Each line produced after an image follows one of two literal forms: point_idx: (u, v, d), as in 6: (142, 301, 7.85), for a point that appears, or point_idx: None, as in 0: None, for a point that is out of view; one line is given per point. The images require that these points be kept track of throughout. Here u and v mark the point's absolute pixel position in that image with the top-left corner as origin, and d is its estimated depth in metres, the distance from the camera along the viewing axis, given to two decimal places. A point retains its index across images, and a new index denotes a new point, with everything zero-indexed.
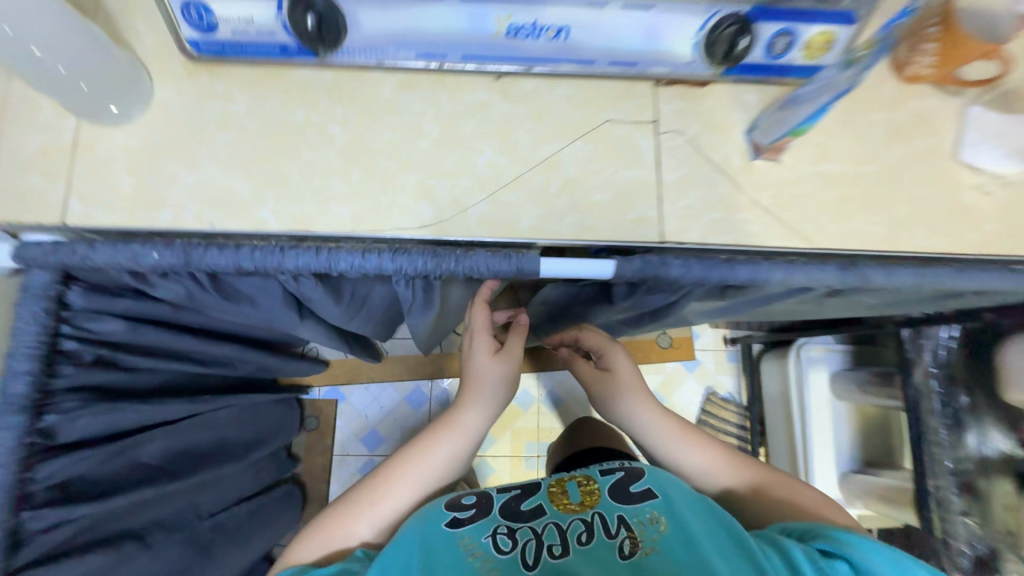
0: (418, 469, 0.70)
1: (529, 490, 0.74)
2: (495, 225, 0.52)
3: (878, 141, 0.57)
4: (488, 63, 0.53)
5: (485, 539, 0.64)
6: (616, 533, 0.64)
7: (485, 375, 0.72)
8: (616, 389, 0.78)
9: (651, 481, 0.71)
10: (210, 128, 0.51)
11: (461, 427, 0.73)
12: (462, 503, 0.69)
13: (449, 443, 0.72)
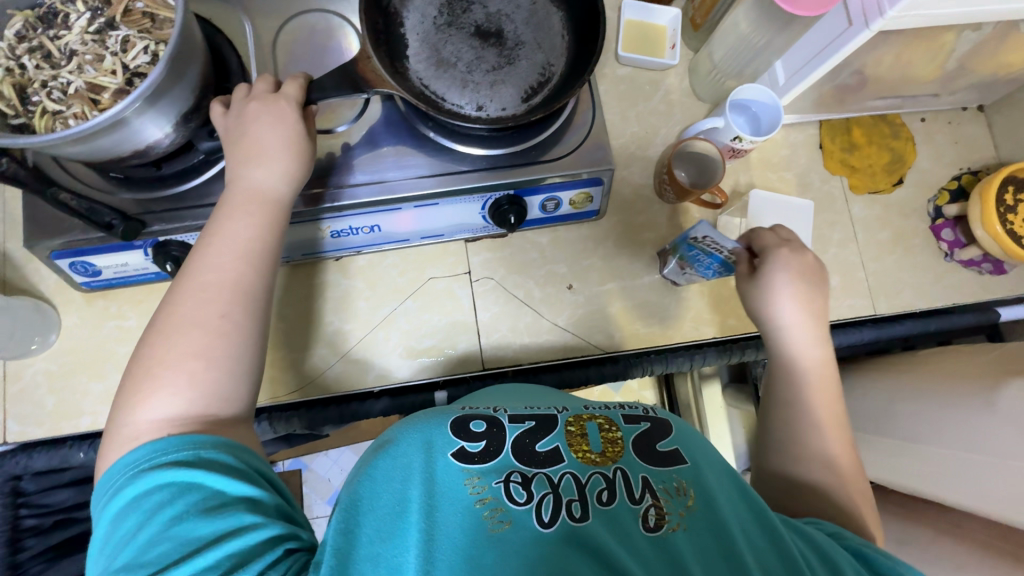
0: (222, 292, 0.51)
1: (545, 425, 0.53)
2: (348, 381, 0.67)
3: (651, 256, 0.73)
4: (328, 254, 0.68)
5: (498, 483, 0.47)
6: (640, 497, 0.48)
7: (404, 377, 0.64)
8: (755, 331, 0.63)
9: (679, 440, 0.54)
10: (110, 344, 0.64)
11: (258, 201, 0.55)
12: (468, 428, 0.51)
13: (246, 225, 0.54)
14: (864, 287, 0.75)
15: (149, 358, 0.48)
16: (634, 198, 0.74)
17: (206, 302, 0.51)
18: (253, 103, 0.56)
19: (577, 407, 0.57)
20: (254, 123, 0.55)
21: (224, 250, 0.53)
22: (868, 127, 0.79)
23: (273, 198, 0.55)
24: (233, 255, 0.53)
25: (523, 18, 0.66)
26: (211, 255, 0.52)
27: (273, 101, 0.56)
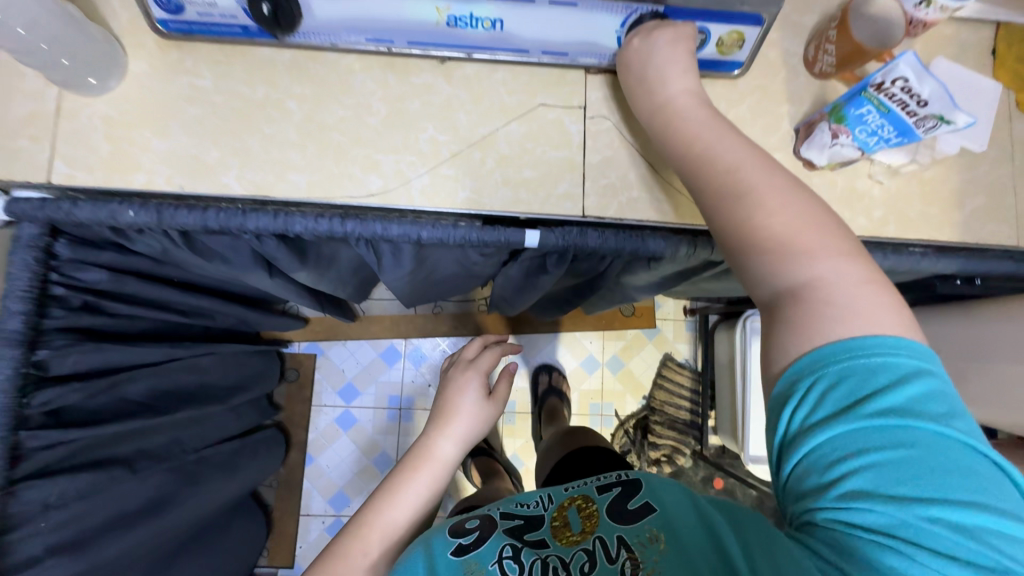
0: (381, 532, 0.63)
1: (533, 522, 0.58)
2: (435, 197, 0.59)
3: (786, 132, 0.64)
4: (432, 49, 0.59)
5: (493, 565, 0.53)
6: (616, 556, 0.52)
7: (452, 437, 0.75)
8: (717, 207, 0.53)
9: (651, 493, 0.59)
10: (179, 101, 0.57)
11: (431, 464, 0.71)
12: (462, 525, 0.58)
13: (421, 485, 0.68)
14: (1012, 214, 0.66)
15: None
16: (779, 65, 0.65)
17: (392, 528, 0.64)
18: (456, 368, 0.83)
19: (559, 493, 0.63)
20: (453, 387, 0.80)
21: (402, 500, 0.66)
22: None
23: (444, 461, 0.72)
24: (412, 493, 0.67)
25: None
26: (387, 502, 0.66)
27: (467, 369, 0.81)
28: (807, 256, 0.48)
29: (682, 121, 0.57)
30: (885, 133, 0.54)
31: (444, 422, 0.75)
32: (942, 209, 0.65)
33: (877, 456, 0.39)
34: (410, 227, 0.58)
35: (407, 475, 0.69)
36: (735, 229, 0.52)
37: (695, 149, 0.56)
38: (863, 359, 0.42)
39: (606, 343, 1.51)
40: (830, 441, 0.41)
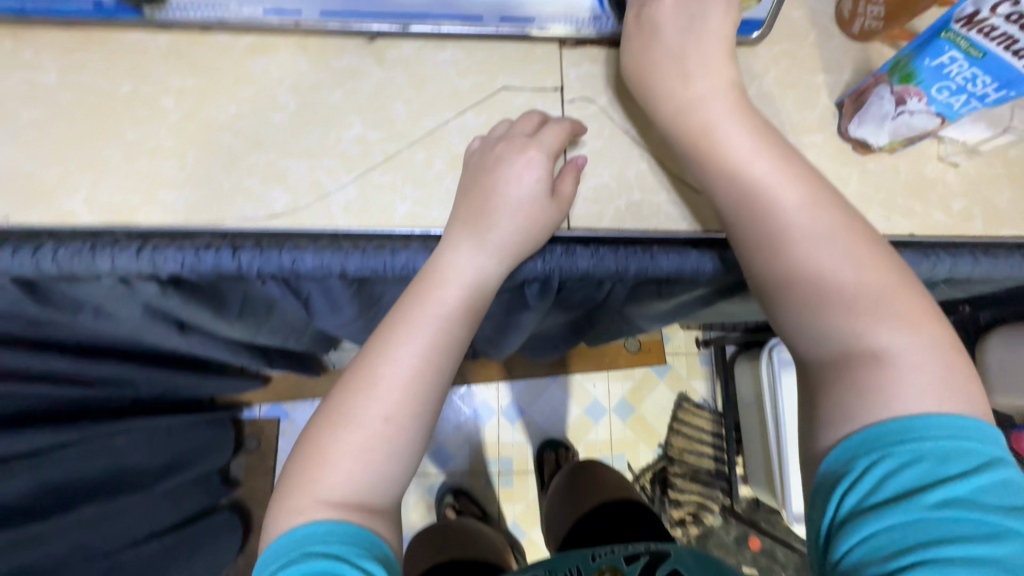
0: (387, 402, 0.42)
1: None
2: (367, 215, 0.43)
3: (825, 108, 0.49)
4: (353, 21, 0.44)
5: None
6: None
7: (513, 181, 0.43)
8: (774, 236, 0.43)
9: (675, 563, 0.54)
10: (12, 103, 0.42)
11: (456, 284, 0.43)
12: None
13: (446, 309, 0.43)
14: None
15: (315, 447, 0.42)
16: (806, 26, 0.51)
17: (406, 381, 0.42)
18: (501, 144, 0.44)
19: (585, 562, 0.57)
20: (497, 167, 0.43)
21: (411, 351, 0.42)
22: None
23: (481, 281, 0.43)
24: (431, 346, 0.43)
25: None
26: (396, 346, 0.43)
27: (523, 147, 0.44)
28: (885, 325, 0.40)
29: (721, 134, 0.44)
30: (978, 88, 0.39)
31: (479, 219, 0.43)
32: None
33: (947, 550, 0.31)
34: (332, 257, 0.41)
35: (413, 294, 0.43)
36: (804, 280, 0.42)
37: (745, 178, 0.43)
38: (935, 441, 0.35)
39: (612, 384, 1.33)
40: (888, 530, 0.33)
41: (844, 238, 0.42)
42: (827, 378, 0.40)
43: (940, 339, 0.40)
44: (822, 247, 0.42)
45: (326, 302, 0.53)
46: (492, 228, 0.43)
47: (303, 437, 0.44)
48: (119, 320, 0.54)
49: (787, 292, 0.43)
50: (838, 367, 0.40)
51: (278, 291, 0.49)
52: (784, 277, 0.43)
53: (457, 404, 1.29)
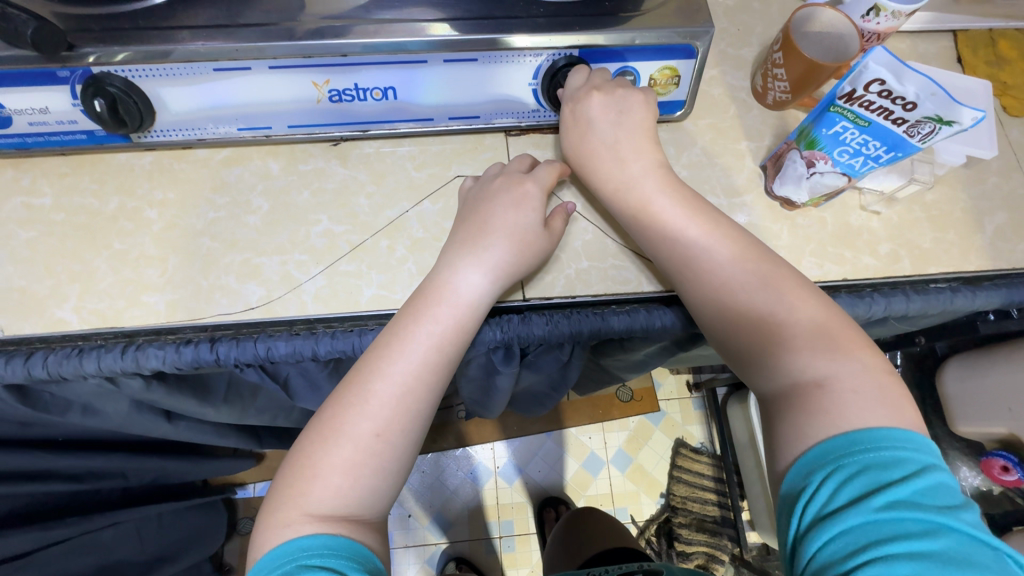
0: (377, 418, 0.43)
1: None
2: (335, 301, 0.47)
3: (751, 170, 0.54)
4: (317, 131, 0.50)
5: None
6: None
7: (505, 210, 0.47)
8: (735, 248, 0.47)
9: None
10: (11, 225, 0.47)
11: (451, 301, 0.45)
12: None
13: (434, 329, 0.45)
14: None
15: (307, 460, 0.43)
16: (726, 101, 0.57)
17: (396, 398, 0.44)
18: (499, 179, 0.49)
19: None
20: (496, 198, 0.48)
21: (402, 368, 0.44)
22: (1018, 40, 0.62)
23: (470, 302, 0.46)
24: (421, 363, 0.44)
25: None
26: (389, 363, 0.44)
27: (520, 182, 0.49)
28: (818, 358, 0.42)
29: (655, 209, 0.49)
30: (871, 151, 0.44)
31: (477, 242, 0.47)
32: (958, 233, 0.54)
33: (895, 548, 0.33)
34: (302, 342, 0.45)
35: (412, 312, 0.45)
36: (756, 329, 0.45)
37: (681, 244, 0.48)
38: (875, 452, 0.37)
39: (608, 436, 1.32)
40: (843, 536, 0.34)
41: (787, 268, 0.47)
42: (775, 419, 0.43)
43: (885, 373, 0.42)
44: (760, 299, 0.45)
45: (305, 384, 0.56)
46: (489, 244, 0.47)
47: (293, 451, 0.45)
48: (105, 414, 0.56)
49: (739, 338, 0.46)
50: (783, 413, 0.42)
51: (257, 376, 0.52)
52: (730, 330, 0.46)
53: (451, 468, 1.28)
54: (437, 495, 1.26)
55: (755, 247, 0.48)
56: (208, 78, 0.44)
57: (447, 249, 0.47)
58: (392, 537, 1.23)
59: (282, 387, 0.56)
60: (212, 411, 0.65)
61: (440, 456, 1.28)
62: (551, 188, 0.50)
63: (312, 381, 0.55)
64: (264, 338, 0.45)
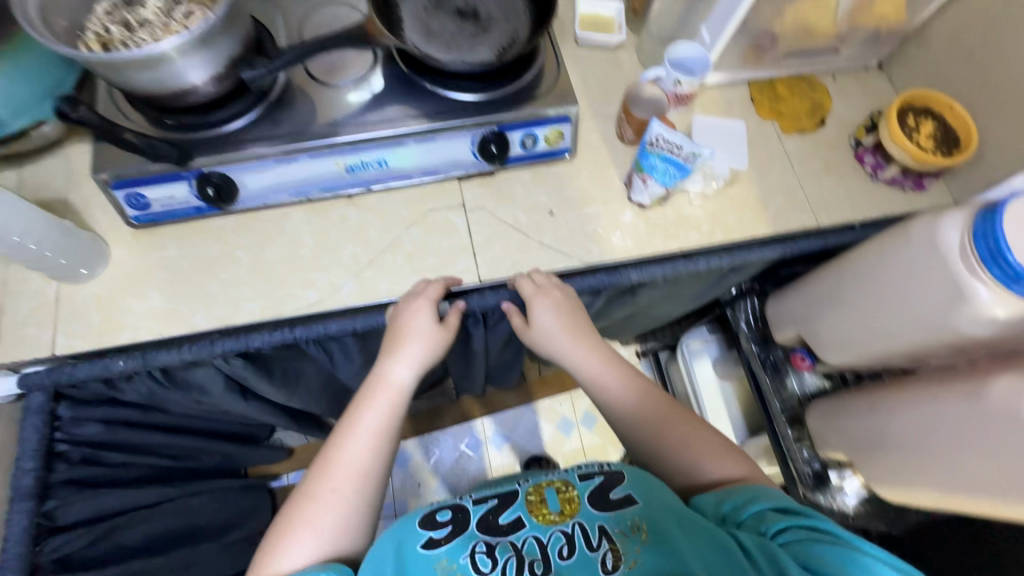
0: (343, 480, 0.69)
1: (506, 502, 0.77)
2: (363, 294, 0.75)
3: (620, 186, 0.85)
4: (340, 190, 0.79)
5: (465, 559, 0.70)
6: (597, 546, 0.69)
7: (412, 322, 0.72)
8: (599, 365, 0.80)
9: (631, 487, 0.75)
10: (151, 270, 0.74)
11: (387, 390, 0.74)
12: (435, 521, 0.75)
13: (378, 412, 0.73)
14: (806, 204, 0.86)
15: (293, 519, 0.67)
16: (601, 142, 0.87)
17: (355, 465, 0.70)
18: (405, 299, 0.74)
19: (539, 478, 0.80)
20: (404, 316, 0.72)
21: (359, 442, 0.71)
22: (789, 82, 0.94)
23: (399, 386, 0.74)
24: (369, 442, 0.72)
25: (494, 1, 0.81)
26: (347, 443, 0.72)
27: (417, 298, 0.73)
28: (707, 465, 0.75)
29: (576, 348, 0.80)
30: (671, 172, 0.74)
31: (394, 349, 0.74)
32: (753, 213, 0.85)
33: (809, 542, 0.62)
34: (346, 321, 0.74)
35: (364, 406, 0.74)
36: (654, 441, 0.77)
37: (597, 385, 0.80)
38: (830, 532, 0.64)
39: (575, 402, 1.61)
40: (788, 525, 0.64)
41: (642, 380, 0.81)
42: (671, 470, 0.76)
43: (706, 442, 0.77)
44: (659, 426, 0.77)
45: (345, 357, 0.83)
46: (404, 348, 0.73)
47: (282, 514, 0.69)
48: (208, 393, 0.82)
49: (642, 443, 0.78)
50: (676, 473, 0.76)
51: (314, 352, 0.80)
52: (636, 434, 0.78)
53: (449, 443, 1.55)
54: (441, 465, 1.53)
55: (573, 325, 0.79)
56: (272, 166, 0.73)
57: (378, 363, 0.76)
58: (408, 504, 1.49)
59: (328, 361, 0.84)
60: (275, 391, 0.92)
61: (443, 433, 1.56)
62: (439, 297, 0.74)
63: (349, 354, 0.83)
64: (324, 323, 0.73)
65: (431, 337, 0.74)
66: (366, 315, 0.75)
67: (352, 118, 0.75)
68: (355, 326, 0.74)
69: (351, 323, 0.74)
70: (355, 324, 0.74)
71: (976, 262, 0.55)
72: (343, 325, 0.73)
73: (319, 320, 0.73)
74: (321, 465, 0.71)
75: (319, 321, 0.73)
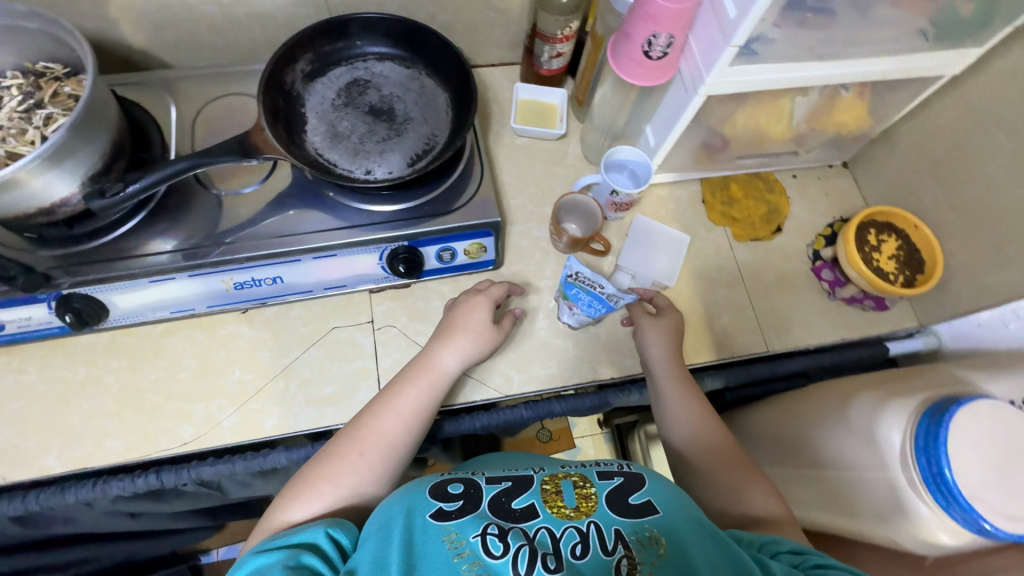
0: (373, 447, 0.61)
1: (521, 485, 0.60)
2: (245, 430, 0.67)
3: (549, 301, 0.77)
4: (231, 306, 0.71)
5: (474, 537, 0.54)
6: (612, 550, 0.53)
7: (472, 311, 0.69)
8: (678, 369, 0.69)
9: (652, 492, 0.59)
10: (4, 398, 0.65)
11: (432, 374, 0.66)
12: (446, 492, 0.59)
13: (419, 395, 0.65)
14: (754, 325, 0.79)
15: (316, 470, 0.60)
16: (531, 249, 0.80)
17: (391, 431, 0.62)
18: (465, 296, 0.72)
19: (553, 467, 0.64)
20: (461, 311, 0.70)
21: (395, 415, 0.63)
22: (743, 183, 0.87)
23: (445, 374, 0.66)
24: (406, 420, 0.63)
25: (413, 98, 0.73)
26: (385, 410, 0.63)
27: (476, 295, 0.71)
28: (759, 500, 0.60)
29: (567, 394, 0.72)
30: (596, 305, 0.67)
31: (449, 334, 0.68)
32: (694, 336, 0.77)
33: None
34: (223, 465, 0.66)
35: (408, 382, 0.65)
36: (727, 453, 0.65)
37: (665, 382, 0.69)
38: None
39: None
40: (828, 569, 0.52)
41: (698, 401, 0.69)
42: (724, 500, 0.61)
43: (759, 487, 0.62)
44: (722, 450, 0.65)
45: (237, 490, 0.75)
46: (462, 332, 0.68)
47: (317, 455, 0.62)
48: (78, 523, 0.73)
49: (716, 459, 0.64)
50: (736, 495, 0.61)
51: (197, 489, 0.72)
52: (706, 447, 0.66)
53: None
54: None
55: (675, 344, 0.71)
56: (145, 286, 0.65)
57: (436, 337, 0.69)
58: None
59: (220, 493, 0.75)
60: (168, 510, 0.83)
61: None
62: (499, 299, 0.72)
63: (241, 488, 0.74)
64: (198, 468, 0.65)
65: (483, 328, 0.69)
66: (246, 458, 0.66)
67: (240, 232, 0.66)
68: (234, 470, 0.66)
69: (229, 466, 0.66)
70: (233, 468, 0.66)
71: (918, 480, 0.49)
72: (219, 470, 0.66)
73: (193, 464, 0.66)
74: (353, 423, 0.64)
75: (193, 467, 0.65)
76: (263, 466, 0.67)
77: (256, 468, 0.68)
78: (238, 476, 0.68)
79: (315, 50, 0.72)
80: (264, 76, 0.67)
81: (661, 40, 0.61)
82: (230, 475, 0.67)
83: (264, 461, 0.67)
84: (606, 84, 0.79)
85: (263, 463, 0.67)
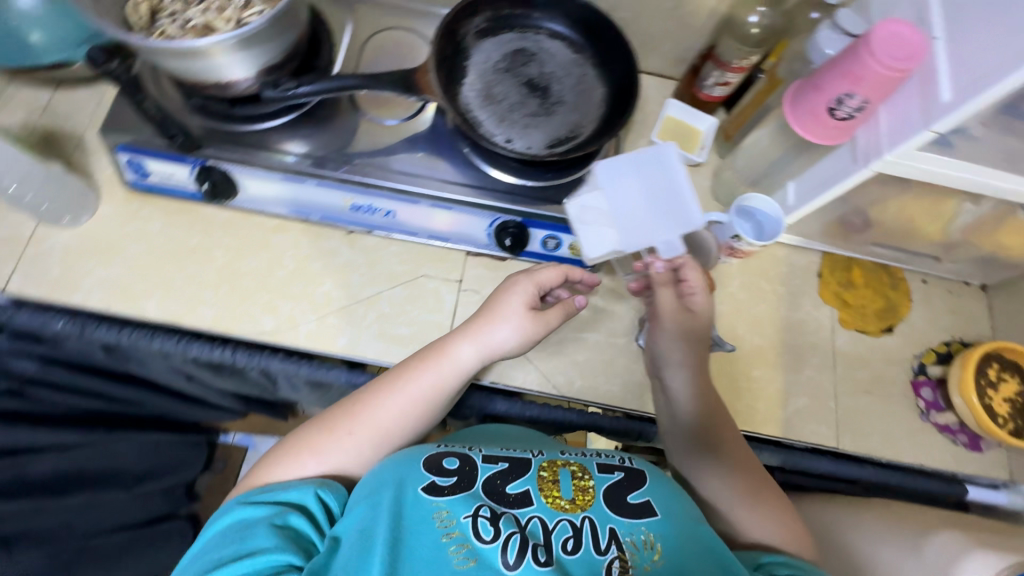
0: (362, 429, 0.62)
1: (517, 469, 0.60)
2: (317, 340, 0.70)
3: (632, 321, 0.76)
4: (341, 224, 0.74)
5: (466, 518, 0.55)
6: (605, 549, 0.55)
7: (506, 311, 0.65)
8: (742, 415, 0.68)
9: (651, 492, 0.60)
10: (127, 239, 0.71)
11: (442, 365, 0.64)
12: (442, 466, 0.59)
13: (425, 383, 0.63)
14: (832, 418, 0.74)
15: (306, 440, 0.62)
16: None
17: (381, 419, 0.62)
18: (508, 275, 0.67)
19: (553, 451, 0.64)
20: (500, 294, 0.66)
21: (392, 401, 0.62)
22: (868, 270, 0.81)
23: (460, 368, 0.64)
24: (402, 407, 0.63)
25: (570, 83, 0.73)
26: (386, 394, 0.63)
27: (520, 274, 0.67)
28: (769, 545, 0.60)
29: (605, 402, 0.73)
30: (688, 341, 0.70)
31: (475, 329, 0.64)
32: (767, 405, 0.74)
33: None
34: (290, 364, 0.69)
35: (415, 367, 0.64)
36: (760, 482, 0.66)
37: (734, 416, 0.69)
38: None
39: None
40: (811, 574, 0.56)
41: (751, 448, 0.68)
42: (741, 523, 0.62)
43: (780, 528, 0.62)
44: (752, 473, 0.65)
45: (289, 392, 0.79)
46: (485, 331, 0.64)
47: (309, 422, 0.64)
48: (147, 368, 0.80)
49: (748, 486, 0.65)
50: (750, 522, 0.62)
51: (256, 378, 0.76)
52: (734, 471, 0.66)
53: None
54: None
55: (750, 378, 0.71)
56: (277, 181, 0.68)
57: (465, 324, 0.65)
58: None
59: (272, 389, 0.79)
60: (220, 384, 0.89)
61: None
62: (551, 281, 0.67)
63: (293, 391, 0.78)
64: (269, 359, 0.69)
65: (513, 334, 0.64)
66: (312, 365, 0.70)
67: (374, 159, 0.69)
68: (297, 374, 0.70)
69: (295, 368, 0.69)
70: (297, 371, 0.70)
71: None
72: (286, 367, 0.69)
73: (265, 352, 0.69)
74: (351, 399, 0.64)
75: (265, 356, 0.69)
76: (324, 380, 0.70)
77: (315, 380, 0.71)
78: (297, 381, 0.71)
79: (495, 10, 0.74)
80: (443, 21, 0.68)
81: (854, 102, 0.58)
82: (292, 376, 0.71)
83: (326, 375, 0.70)
84: (767, 128, 0.75)
85: (324, 376, 0.70)
